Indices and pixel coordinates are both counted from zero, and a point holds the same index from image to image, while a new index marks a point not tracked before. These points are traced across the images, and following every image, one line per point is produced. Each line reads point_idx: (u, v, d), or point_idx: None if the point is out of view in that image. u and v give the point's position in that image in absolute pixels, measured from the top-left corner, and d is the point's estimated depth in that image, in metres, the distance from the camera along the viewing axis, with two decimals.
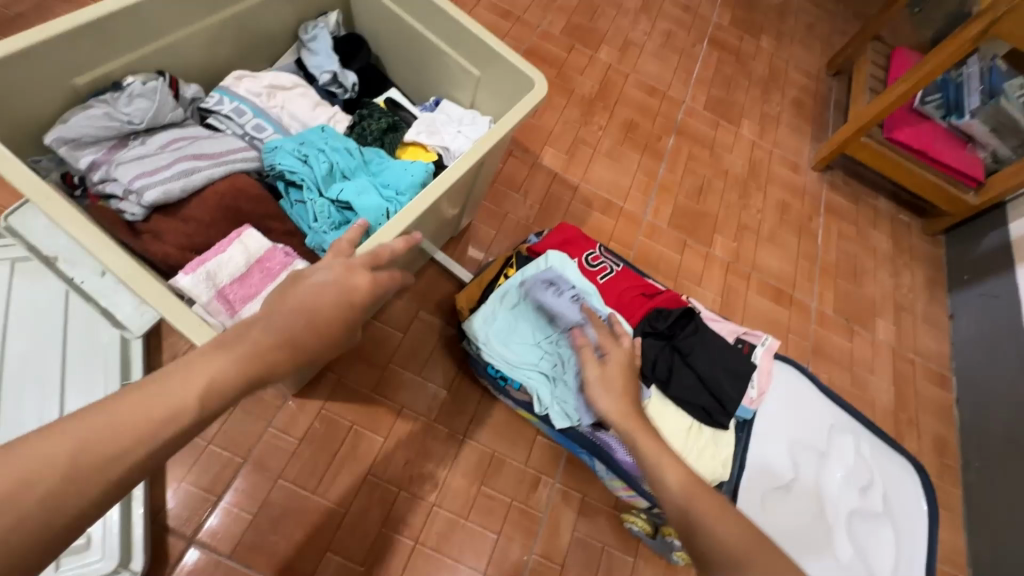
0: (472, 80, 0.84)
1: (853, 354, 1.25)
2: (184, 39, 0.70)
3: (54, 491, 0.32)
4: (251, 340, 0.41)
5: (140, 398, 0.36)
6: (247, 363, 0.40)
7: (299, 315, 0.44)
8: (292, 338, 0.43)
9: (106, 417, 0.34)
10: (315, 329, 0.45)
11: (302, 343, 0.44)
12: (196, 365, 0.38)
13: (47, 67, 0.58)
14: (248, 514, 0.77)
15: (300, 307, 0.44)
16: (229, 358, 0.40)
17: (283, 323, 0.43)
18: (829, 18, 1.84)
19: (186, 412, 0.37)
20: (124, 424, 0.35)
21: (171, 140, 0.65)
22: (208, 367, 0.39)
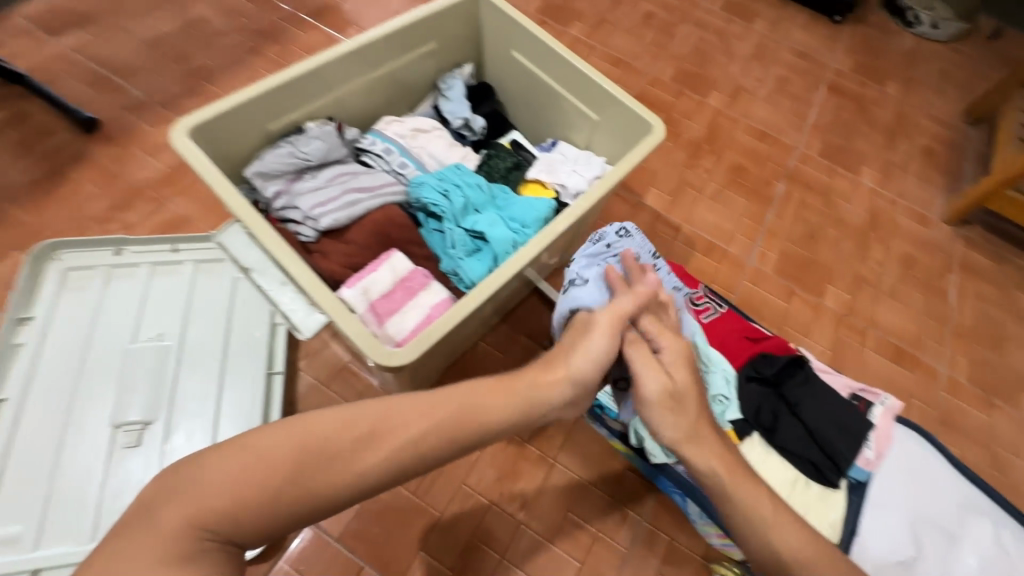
0: (590, 123, 0.90)
1: (992, 430, 1.11)
2: (351, 90, 0.83)
3: (287, 474, 0.42)
4: (418, 402, 0.48)
5: (361, 419, 0.46)
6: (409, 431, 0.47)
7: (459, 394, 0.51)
8: (448, 414, 0.49)
9: (339, 428, 0.45)
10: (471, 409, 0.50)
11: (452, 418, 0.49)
12: (369, 410, 0.47)
13: (253, 115, 0.72)
14: (354, 504, 0.85)
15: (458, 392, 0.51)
16: (400, 413, 0.47)
17: (440, 399, 0.49)
18: (968, 63, 1.72)
19: (385, 436, 0.46)
20: (345, 434, 0.45)
21: (338, 176, 0.77)
22: (379, 416, 0.47)
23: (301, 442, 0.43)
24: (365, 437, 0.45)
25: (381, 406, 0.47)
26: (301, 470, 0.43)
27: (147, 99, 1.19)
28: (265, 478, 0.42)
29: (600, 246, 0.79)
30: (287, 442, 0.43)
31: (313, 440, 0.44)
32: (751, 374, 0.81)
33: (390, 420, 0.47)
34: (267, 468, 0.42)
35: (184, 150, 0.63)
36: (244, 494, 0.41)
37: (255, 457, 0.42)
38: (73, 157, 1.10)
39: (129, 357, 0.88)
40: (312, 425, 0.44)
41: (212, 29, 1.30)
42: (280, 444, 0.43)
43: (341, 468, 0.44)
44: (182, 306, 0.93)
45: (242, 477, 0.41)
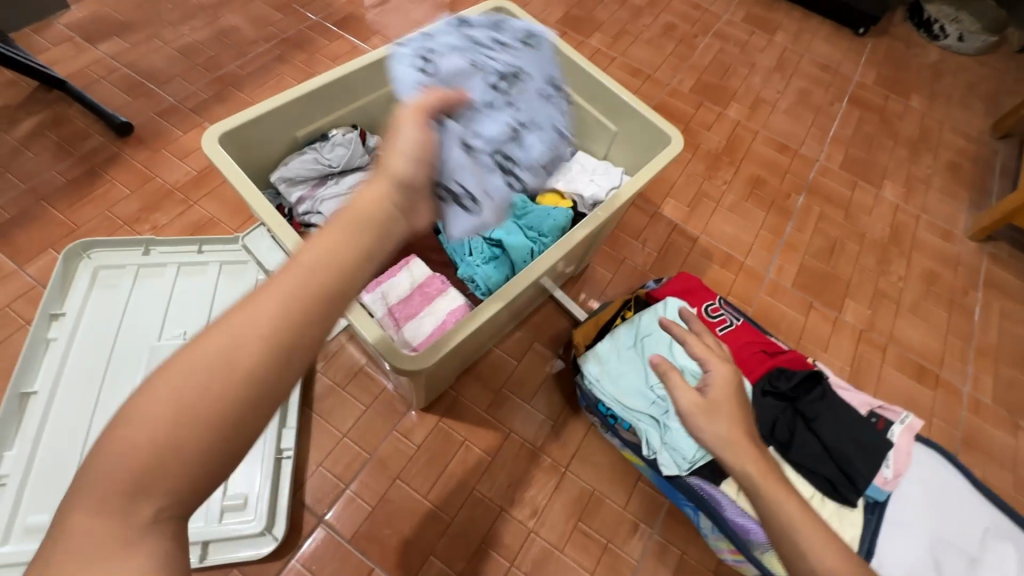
0: (609, 134, 0.91)
1: (1018, 452, 1.08)
2: (375, 100, 0.85)
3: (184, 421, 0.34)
4: (288, 276, 0.38)
5: (223, 329, 0.36)
6: (299, 300, 0.38)
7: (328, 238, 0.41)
8: (338, 266, 0.40)
9: (208, 350, 0.35)
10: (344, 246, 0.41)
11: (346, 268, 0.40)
12: (247, 310, 0.37)
13: (280, 123, 0.74)
14: (367, 506, 0.86)
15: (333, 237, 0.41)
16: (279, 296, 0.37)
17: (316, 258, 0.39)
18: (996, 77, 1.69)
19: (257, 336, 0.36)
20: (217, 354, 0.35)
21: (359, 182, 0.79)
22: (265, 315, 0.37)
23: (191, 378, 0.35)
24: (254, 338, 0.36)
25: (259, 299, 0.37)
26: (208, 402, 0.34)
27: (178, 104, 1.23)
28: (172, 426, 0.34)
29: (488, 39, 0.70)
30: (176, 386, 0.34)
31: (204, 367, 0.35)
32: (766, 387, 0.81)
33: (274, 305, 0.37)
34: (166, 414, 0.34)
35: (213, 154, 0.65)
36: (157, 452, 0.33)
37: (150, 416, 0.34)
38: (107, 159, 1.14)
39: (155, 353, 0.90)
40: (196, 355, 0.35)
41: (243, 38, 1.34)
42: (168, 389, 0.34)
43: (246, 374, 0.36)
44: (206, 305, 0.96)
45: (141, 444, 0.33)
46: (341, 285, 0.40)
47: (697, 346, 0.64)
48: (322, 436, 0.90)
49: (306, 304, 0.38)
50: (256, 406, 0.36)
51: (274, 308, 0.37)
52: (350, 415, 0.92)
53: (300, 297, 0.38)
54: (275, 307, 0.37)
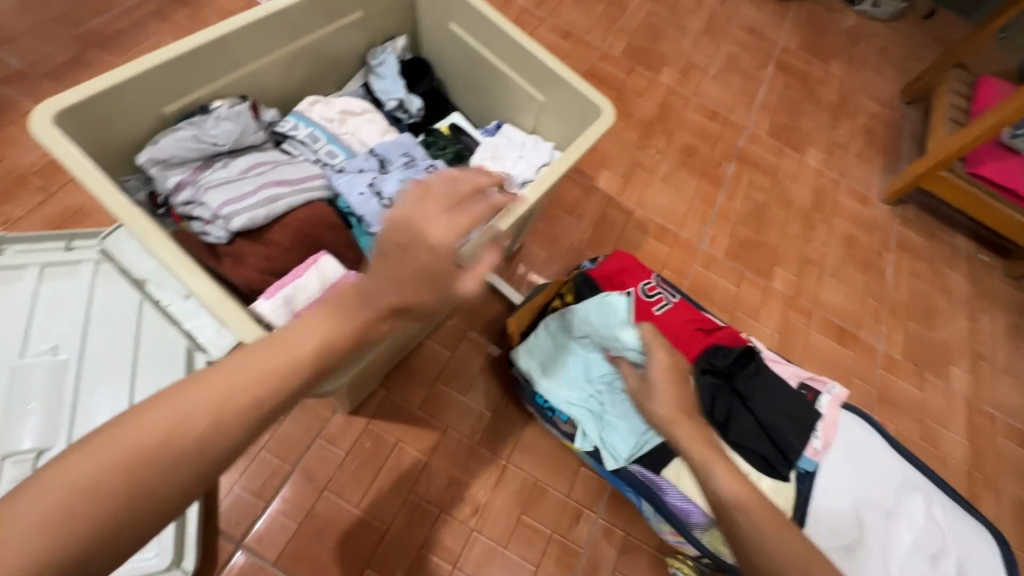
0: (537, 105, 0.84)
1: (923, 404, 1.16)
2: (264, 65, 0.73)
3: (97, 488, 0.32)
4: (225, 374, 0.36)
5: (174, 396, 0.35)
6: (230, 396, 0.36)
7: (321, 327, 0.39)
8: (301, 361, 0.38)
9: (152, 416, 0.34)
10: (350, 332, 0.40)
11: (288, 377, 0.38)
12: (204, 377, 0.36)
13: (141, 94, 0.61)
14: (293, 523, 0.79)
15: (300, 341, 0.38)
16: (201, 399, 0.35)
17: (280, 342, 0.38)
18: (905, 43, 1.75)
19: (205, 414, 0.35)
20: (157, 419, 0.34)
21: (252, 165, 0.67)
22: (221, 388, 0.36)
23: (77, 480, 0.32)
24: (187, 422, 0.35)
25: (173, 397, 0.35)
26: (162, 445, 0.34)
27: (27, 69, 1.02)
28: (44, 531, 0.30)
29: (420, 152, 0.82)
30: (67, 483, 0.31)
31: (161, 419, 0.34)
32: (705, 366, 0.79)
33: (193, 405, 0.35)
34: (35, 521, 0.30)
35: (47, 139, 0.52)
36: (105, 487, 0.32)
37: (19, 513, 0.30)
38: None
39: (16, 373, 0.75)
40: (100, 449, 0.33)
41: None
42: (53, 489, 0.31)
43: (149, 479, 0.33)
44: (80, 311, 0.82)
45: (47, 508, 0.31)
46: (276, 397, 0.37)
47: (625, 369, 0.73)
48: None
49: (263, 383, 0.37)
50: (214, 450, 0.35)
51: (199, 409, 0.35)
52: None
53: (220, 401, 0.35)
54: (197, 412, 0.35)
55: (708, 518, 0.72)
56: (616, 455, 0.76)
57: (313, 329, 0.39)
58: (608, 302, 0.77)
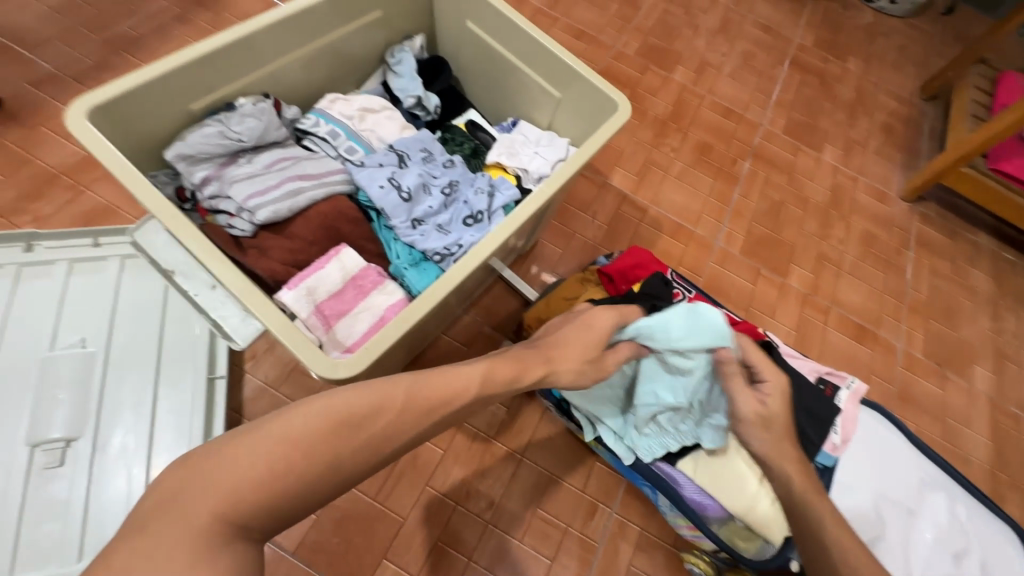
0: (553, 101, 0.84)
1: (945, 403, 1.14)
2: (286, 63, 0.75)
3: (313, 451, 0.34)
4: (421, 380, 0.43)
5: (376, 386, 0.40)
6: (413, 394, 0.41)
7: (483, 363, 0.49)
8: (474, 386, 0.47)
9: (361, 394, 0.38)
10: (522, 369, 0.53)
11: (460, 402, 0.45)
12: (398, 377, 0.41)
13: (170, 91, 0.63)
14: (312, 514, 0.80)
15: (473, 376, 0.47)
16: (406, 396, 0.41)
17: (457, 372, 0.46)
18: (924, 40, 1.73)
19: (395, 405, 0.40)
20: (365, 398, 0.38)
21: (275, 160, 0.69)
22: (409, 390, 0.41)
23: (293, 438, 0.34)
24: (388, 409, 0.39)
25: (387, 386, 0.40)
26: (367, 423, 0.38)
27: (57, 72, 1.05)
28: (289, 463, 0.33)
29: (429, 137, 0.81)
30: (312, 421, 0.35)
31: (365, 397, 0.38)
32: None
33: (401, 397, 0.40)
34: (262, 469, 0.33)
35: (81, 134, 0.54)
36: (319, 450, 0.35)
37: (271, 437, 0.34)
38: None
39: (46, 365, 0.76)
40: (336, 409, 0.37)
41: None
42: (301, 424, 0.35)
43: (359, 445, 0.37)
44: (107, 306, 0.84)
45: (273, 460, 0.33)
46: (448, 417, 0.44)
47: (737, 385, 0.69)
48: None
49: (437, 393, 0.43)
50: (392, 438, 0.39)
51: (408, 393, 0.41)
52: None
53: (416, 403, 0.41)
54: (406, 394, 0.41)
55: (726, 510, 0.73)
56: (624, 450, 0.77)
57: (502, 371, 0.51)
58: (703, 326, 0.68)
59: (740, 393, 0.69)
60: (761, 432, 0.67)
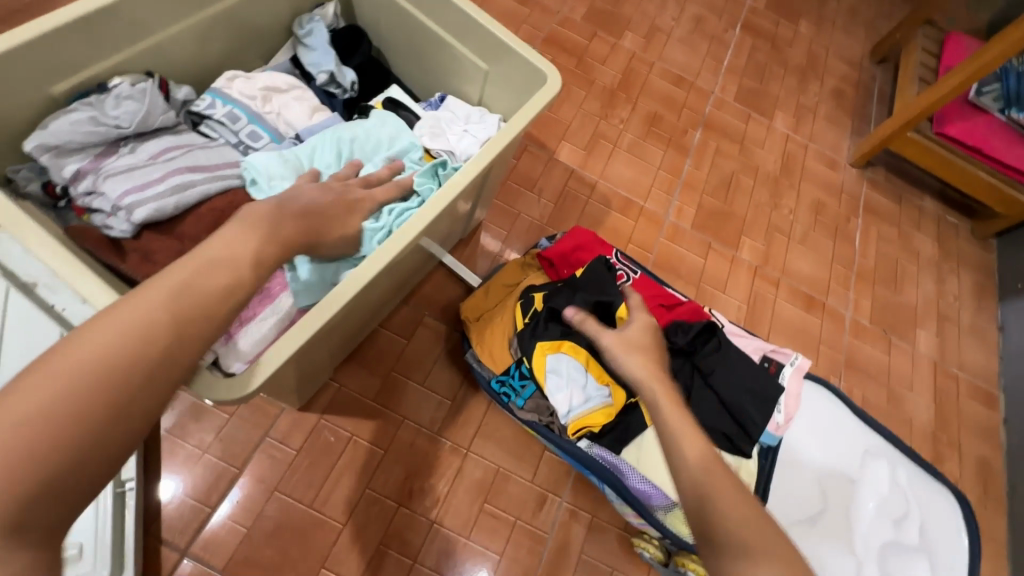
0: (480, 74, 0.78)
1: (890, 367, 1.16)
2: (171, 37, 0.66)
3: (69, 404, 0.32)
4: (147, 297, 0.36)
5: (109, 320, 0.35)
6: (172, 313, 0.37)
7: (246, 237, 0.44)
8: (240, 273, 0.42)
9: (102, 333, 0.34)
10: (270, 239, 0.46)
11: (183, 327, 0.37)
12: (138, 301, 0.36)
13: (22, 73, 0.55)
14: (242, 527, 0.75)
15: (187, 286, 0.38)
16: (79, 363, 0.33)
17: (217, 255, 0.41)
18: (875, 0, 1.71)
19: (158, 331, 0.36)
20: (109, 339, 0.34)
21: (162, 148, 0.60)
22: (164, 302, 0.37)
23: (40, 408, 0.31)
24: (141, 333, 0.35)
25: (51, 368, 0.32)
26: (123, 357, 0.34)
27: None
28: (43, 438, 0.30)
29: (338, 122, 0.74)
30: (50, 391, 0.31)
31: (116, 335, 0.34)
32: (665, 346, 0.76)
33: (78, 371, 0.33)
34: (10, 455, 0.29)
35: None
36: (73, 415, 0.32)
37: (13, 419, 0.30)
38: None
39: None
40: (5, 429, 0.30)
41: None
42: (41, 393, 0.31)
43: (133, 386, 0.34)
44: None
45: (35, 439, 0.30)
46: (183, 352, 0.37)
47: (592, 324, 0.70)
48: (177, 459, 0.77)
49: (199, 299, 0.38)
50: (175, 357, 0.36)
51: (167, 311, 0.37)
52: (211, 427, 0.79)
53: (106, 364, 0.33)
54: (165, 314, 0.36)
55: (670, 498, 0.72)
56: (327, 280, 0.61)
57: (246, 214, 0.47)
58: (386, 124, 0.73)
59: (600, 330, 0.69)
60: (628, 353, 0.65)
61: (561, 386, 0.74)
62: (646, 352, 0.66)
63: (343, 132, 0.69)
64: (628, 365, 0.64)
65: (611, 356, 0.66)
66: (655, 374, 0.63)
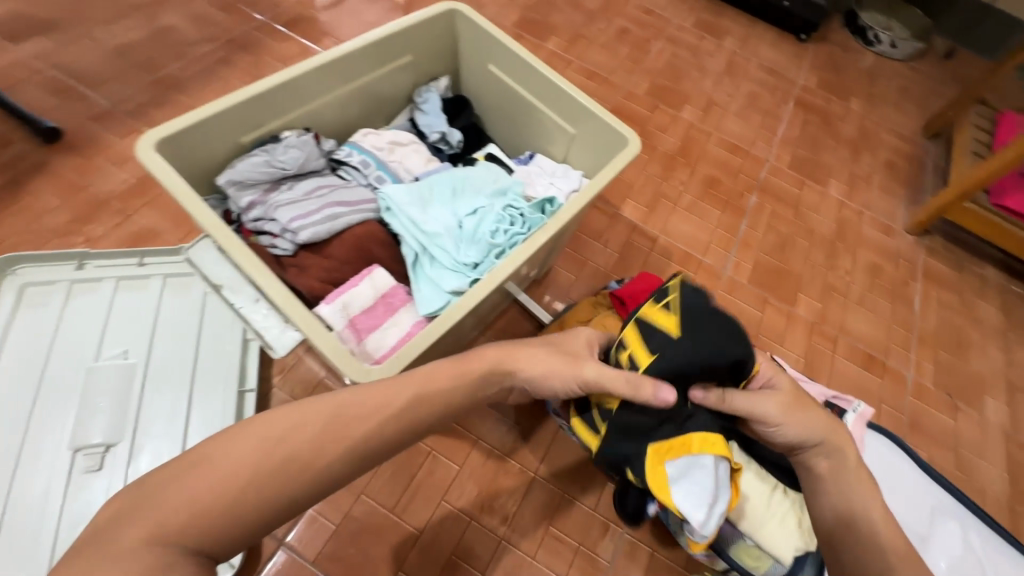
0: (567, 136, 0.91)
1: (957, 433, 1.14)
2: (325, 102, 0.82)
3: (275, 464, 0.40)
4: (375, 393, 0.46)
5: (338, 403, 0.44)
6: (376, 414, 0.45)
7: (449, 372, 0.51)
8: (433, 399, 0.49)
9: (330, 411, 0.43)
10: (471, 388, 0.52)
11: (373, 434, 0.45)
12: (364, 396, 0.46)
13: (225, 126, 0.71)
14: (331, 525, 0.82)
15: (364, 402, 0.45)
16: (305, 428, 0.42)
17: (429, 381, 0.49)
18: (924, 81, 1.80)
19: (359, 428, 0.44)
20: (329, 420, 0.43)
21: (315, 186, 0.75)
22: (380, 400, 0.46)
23: (263, 447, 0.40)
24: (351, 426, 0.44)
25: (287, 422, 0.42)
26: (330, 436, 0.42)
27: (112, 108, 1.15)
28: (248, 475, 0.39)
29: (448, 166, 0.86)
30: (274, 435, 0.41)
31: (332, 414, 0.43)
32: None
33: (261, 443, 0.40)
34: (222, 480, 0.38)
35: (150, 162, 0.61)
36: (273, 467, 0.40)
37: (244, 449, 0.40)
38: (33, 167, 1.06)
39: (91, 374, 0.84)
40: (203, 471, 0.38)
41: (181, 38, 1.27)
42: (268, 435, 0.41)
43: (319, 464, 0.41)
44: (150, 319, 0.90)
45: (240, 477, 0.38)
46: (328, 460, 0.42)
47: (740, 398, 0.59)
48: None
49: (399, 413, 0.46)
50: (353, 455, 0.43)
51: (375, 408, 0.45)
52: None
53: (318, 438, 0.42)
54: (373, 410, 0.45)
55: (738, 530, 0.74)
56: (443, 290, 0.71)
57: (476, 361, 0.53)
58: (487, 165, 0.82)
59: (761, 397, 0.60)
60: (792, 419, 0.61)
61: (693, 501, 0.61)
62: (806, 405, 0.62)
63: (456, 173, 0.80)
64: (808, 434, 0.61)
65: (775, 421, 0.60)
66: (829, 427, 0.62)
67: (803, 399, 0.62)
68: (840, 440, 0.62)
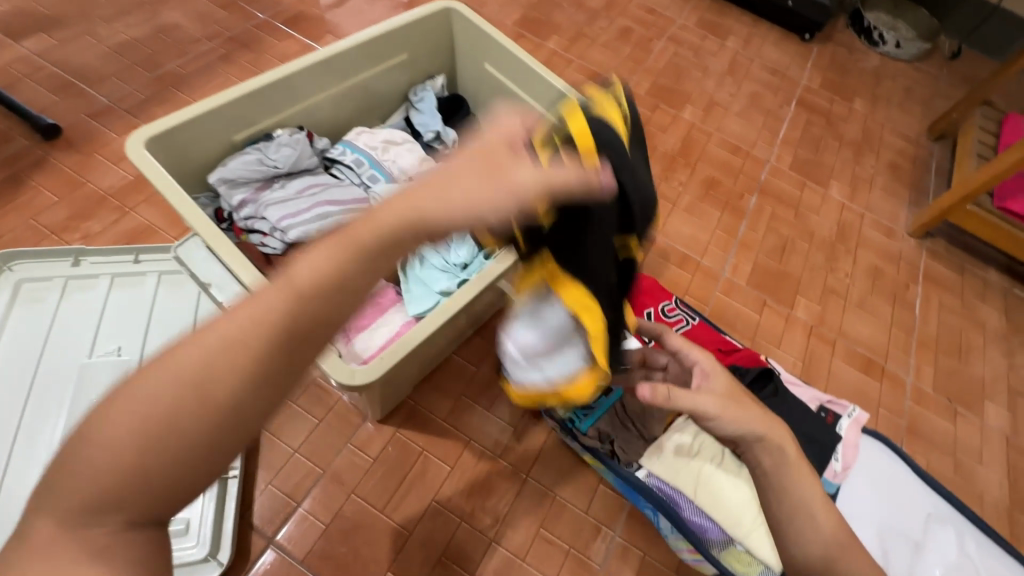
0: None
1: (957, 438, 1.13)
2: (320, 100, 0.82)
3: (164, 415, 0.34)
4: (251, 306, 0.36)
5: (213, 331, 0.36)
6: (262, 327, 0.36)
7: (333, 254, 0.38)
8: (330, 290, 0.37)
9: (203, 342, 0.35)
10: (362, 255, 0.38)
11: (273, 350, 0.36)
12: (241, 311, 0.36)
13: (217, 125, 0.71)
14: (321, 524, 0.83)
15: (240, 324, 0.36)
16: (183, 366, 0.35)
17: (309, 271, 0.37)
18: (930, 82, 1.77)
19: (244, 349, 0.35)
20: (209, 353, 0.35)
21: (307, 184, 0.75)
22: (258, 312, 0.36)
23: (145, 409, 0.34)
24: (234, 352, 0.35)
25: (161, 372, 0.35)
26: (216, 368, 0.35)
27: (113, 105, 1.16)
28: (146, 441, 0.33)
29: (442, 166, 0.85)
30: (156, 391, 0.34)
31: (211, 345, 0.35)
32: None
33: (143, 406, 0.34)
34: (119, 452, 0.33)
35: (138, 160, 0.61)
36: (168, 418, 0.34)
37: (128, 416, 0.33)
38: (33, 164, 1.07)
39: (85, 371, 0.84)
40: (95, 447, 0.33)
41: (183, 35, 1.28)
42: (148, 395, 0.34)
43: (221, 399, 0.35)
44: (144, 316, 0.90)
45: (134, 443, 0.33)
46: (230, 389, 0.35)
47: (679, 394, 0.61)
48: (269, 454, 0.86)
49: (288, 316, 0.36)
50: (257, 380, 0.36)
51: (256, 323, 0.36)
52: (301, 430, 0.89)
53: (201, 373, 0.35)
54: (254, 323, 0.36)
55: (724, 534, 0.76)
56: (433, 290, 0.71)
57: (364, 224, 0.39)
58: None
59: (699, 395, 0.62)
60: (730, 415, 0.62)
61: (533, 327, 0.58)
62: (743, 400, 0.64)
63: None
64: (752, 432, 0.62)
65: (712, 416, 0.61)
66: (771, 424, 0.63)
67: (740, 396, 0.64)
68: (784, 439, 0.63)
